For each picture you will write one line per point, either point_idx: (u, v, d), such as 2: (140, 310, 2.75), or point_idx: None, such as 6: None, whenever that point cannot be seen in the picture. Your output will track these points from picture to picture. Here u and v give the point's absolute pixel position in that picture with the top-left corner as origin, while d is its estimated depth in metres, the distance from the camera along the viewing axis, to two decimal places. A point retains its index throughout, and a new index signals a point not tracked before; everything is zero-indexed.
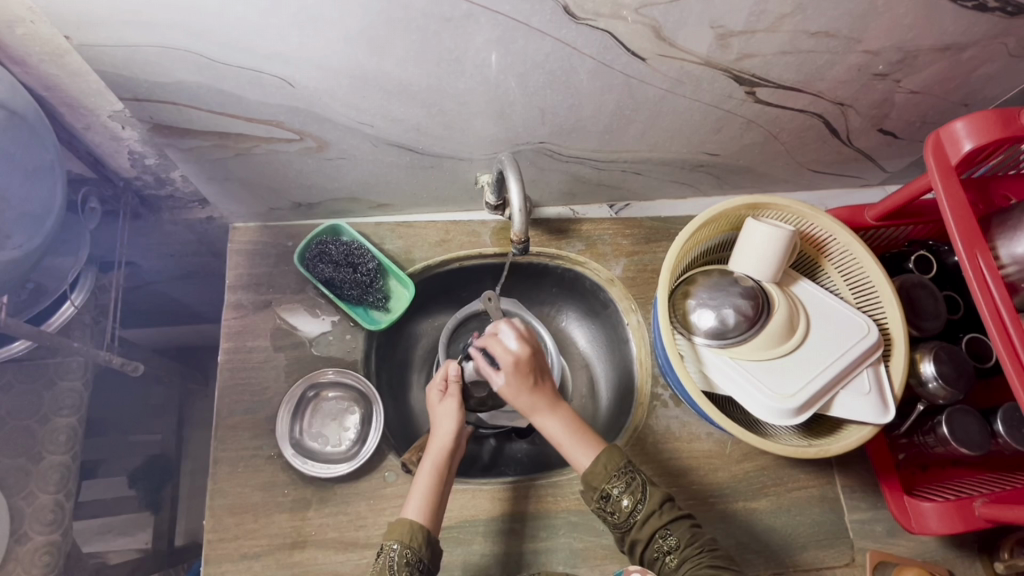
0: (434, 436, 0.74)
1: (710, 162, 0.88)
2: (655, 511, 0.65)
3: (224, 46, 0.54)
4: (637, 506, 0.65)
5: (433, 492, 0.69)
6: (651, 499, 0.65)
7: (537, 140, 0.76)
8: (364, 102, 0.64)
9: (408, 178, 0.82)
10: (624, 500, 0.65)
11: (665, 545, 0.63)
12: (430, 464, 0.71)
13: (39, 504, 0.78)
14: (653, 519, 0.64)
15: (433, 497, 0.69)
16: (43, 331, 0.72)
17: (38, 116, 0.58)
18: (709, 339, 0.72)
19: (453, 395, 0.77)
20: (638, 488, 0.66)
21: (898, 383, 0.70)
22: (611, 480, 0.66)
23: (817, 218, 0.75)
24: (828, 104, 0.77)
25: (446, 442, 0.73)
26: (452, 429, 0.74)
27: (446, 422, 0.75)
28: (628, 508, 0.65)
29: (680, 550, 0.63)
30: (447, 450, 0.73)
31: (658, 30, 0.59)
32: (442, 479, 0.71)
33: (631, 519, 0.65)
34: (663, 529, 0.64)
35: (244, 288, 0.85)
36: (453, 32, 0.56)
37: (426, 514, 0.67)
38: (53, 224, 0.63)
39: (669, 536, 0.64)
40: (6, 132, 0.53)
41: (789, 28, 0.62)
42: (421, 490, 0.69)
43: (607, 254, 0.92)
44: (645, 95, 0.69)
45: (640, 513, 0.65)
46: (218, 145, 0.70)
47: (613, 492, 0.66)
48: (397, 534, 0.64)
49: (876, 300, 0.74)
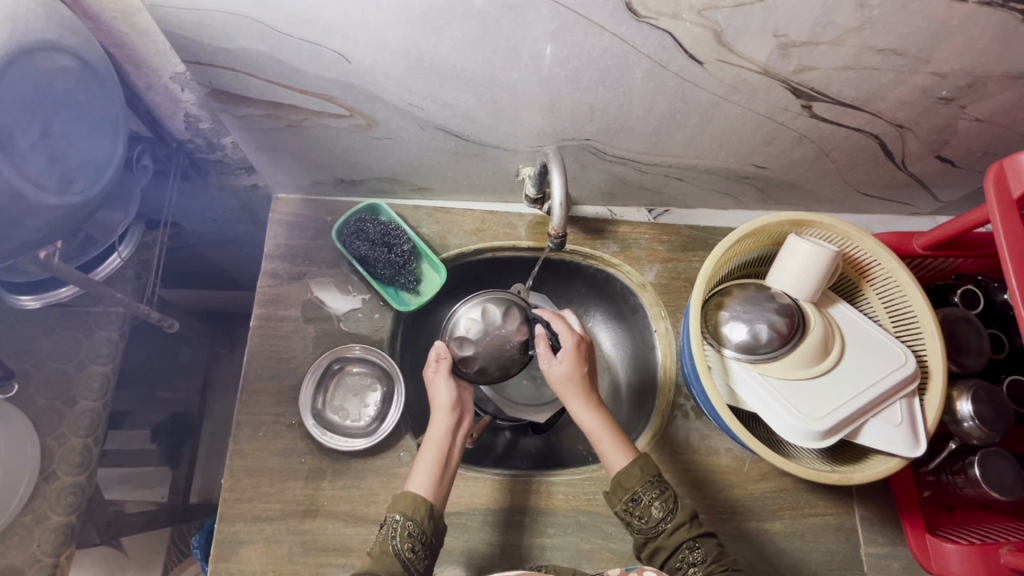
0: (435, 411, 0.73)
1: (756, 175, 0.86)
2: (684, 524, 0.64)
3: (288, 16, 0.55)
4: (667, 515, 0.64)
5: (438, 467, 0.69)
6: (681, 511, 0.65)
7: (584, 137, 0.76)
8: (417, 85, 0.65)
9: (451, 164, 0.82)
10: (655, 507, 0.64)
11: (692, 559, 0.63)
12: (434, 439, 0.71)
13: (69, 447, 0.81)
14: (682, 531, 0.64)
15: (439, 472, 0.69)
16: (91, 280, 0.75)
17: (109, 70, 0.60)
18: (739, 352, 0.71)
19: (443, 371, 0.75)
20: (669, 498, 0.65)
21: (932, 418, 0.68)
22: (645, 487, 0.65)
23: (863, 242, 0.73)
24: (886, 125, 0.75)
25: (445, 419, 0.72)
26: (448, 402, 0.73)
27: (443, 400, 0.73)
28: (658, 516, 0.64)
29: (705, 564, 0.62)
30: (448, 428, 0.72)
31: (719, 34, 0.58)
32: (445, 455, 0.70)
33: (659, 530, 0.64)
34: (689, 542, 0.63)
35: (281, 258, 0.87)
36: (513, 20, 0.56)
37: (432, 488, 0.67)
38: (112, 175, 0.65)
39: (696, 549, 0.63)
40: (78, 84, 0.55)
41: (854, 43, 0.60)
42: (428, 464, 0.69)
43: (641, 259, 0.92)
44: (698, 100, 0.68)
45: (671, 522, 0.64)
46: (272, 115, 0.71)
47: (645, 498, 0.65)
48: (401, 506, 0.65)
49: (916, 330, 0.72)
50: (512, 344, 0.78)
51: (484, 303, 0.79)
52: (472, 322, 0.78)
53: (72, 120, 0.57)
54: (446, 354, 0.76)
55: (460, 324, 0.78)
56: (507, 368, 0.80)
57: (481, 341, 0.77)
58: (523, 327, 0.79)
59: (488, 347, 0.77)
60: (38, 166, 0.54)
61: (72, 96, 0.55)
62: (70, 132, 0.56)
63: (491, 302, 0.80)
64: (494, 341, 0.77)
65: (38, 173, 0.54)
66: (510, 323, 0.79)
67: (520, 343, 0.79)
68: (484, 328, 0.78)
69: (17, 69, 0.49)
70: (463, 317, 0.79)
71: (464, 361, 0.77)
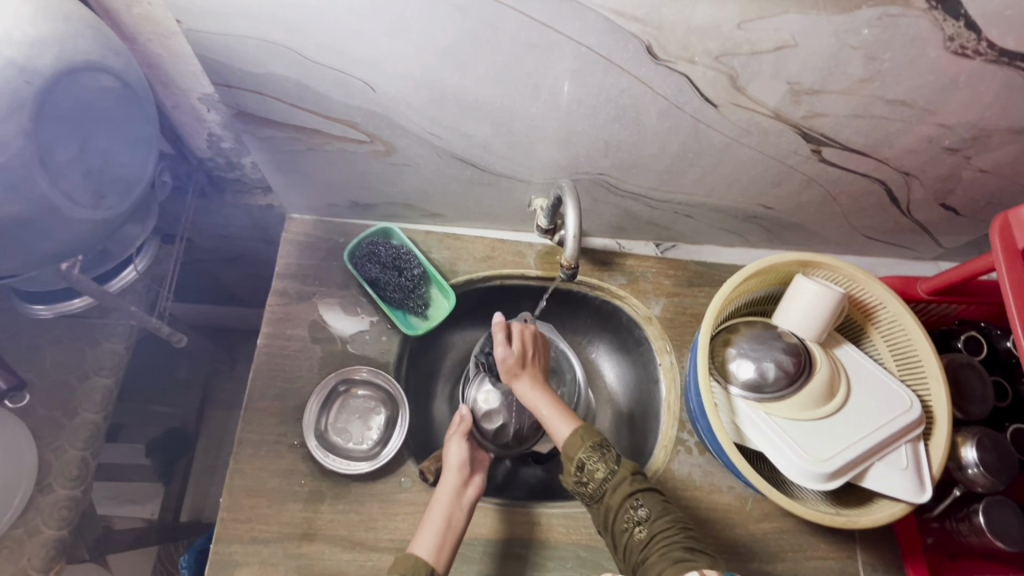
0: (446, 471, 0.76)
1: (764, 215, 0.88)
2: (626, 481, 0.68)
3: (318, 45, 0.57)
4: (607, 475, 0.69)
5: (441, 528, 0.69)
6: (623, 467, 0.69)
7: (597, 171, 0.77)
8: (438, 115, 0.66)
9: (465, 192, 0.83)
10: (598, 470, 0.69)
11: (637, 515, 0.66)
12: (441, 499, 0.72)
13: (67, 459, 0.81)
14: (624, 487, 0.68)
15: (442, 533, 0.69)
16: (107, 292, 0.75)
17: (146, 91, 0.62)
18: (746, 390, 0.71)
19: (459, 433, 0.80)
20: (611, 456, 0.70)
21: (937, 463, 0.68)
22: (586, 452, 0.70)
23: (869, 284, 0.74)
24: (893, 172, 0.76)
25: (455, 477, 0.75)
26: (461, 461, 0.76)
27: (454, 459, 0.77)
28: (602, 475, 0.69)
29: (650, 522, 0.66)
30: (456, 486, 0.74)
31: (735, 79, 0.60)
32: (450, 514, 0.71)
33: (603, 490, 0.69)
34: (634, 504, 0.67)
35: (292, 277, 0.87)
36: (537, 58, 0.58)
37: (436, 549, 0.67)
38: (141, 192, 0.66)
39: (640, 509, 0.67)
40: (117, 103, 0.57)
41: (865, 93, 0.62)
42: (431, 524, 0.69)
43: (647, 292, 0.92)
44: (710, 140, 0.70)
45: (614, 481, 0.68)
46: (294, 138, 0.72)
47: (587, 462, 0.70)
48: (403, 566, 0.64)
49: (921, 375, 0.72)
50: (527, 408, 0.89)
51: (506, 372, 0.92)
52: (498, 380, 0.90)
53: (111, 137, 0.58)
54: (469, 418, 0.82)
55: (485, 389, 0.90)
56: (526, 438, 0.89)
57: (502, 406, 0.88)
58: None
59: (507, 409, 0.88)
60: (73, 181, 0.56)
61: (110, 113, 0.57)
62: (107, 149, 0.58)
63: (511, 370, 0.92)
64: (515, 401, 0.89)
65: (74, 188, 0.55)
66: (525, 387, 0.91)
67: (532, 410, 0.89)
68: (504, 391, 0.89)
69: (60, 88, 0.51)
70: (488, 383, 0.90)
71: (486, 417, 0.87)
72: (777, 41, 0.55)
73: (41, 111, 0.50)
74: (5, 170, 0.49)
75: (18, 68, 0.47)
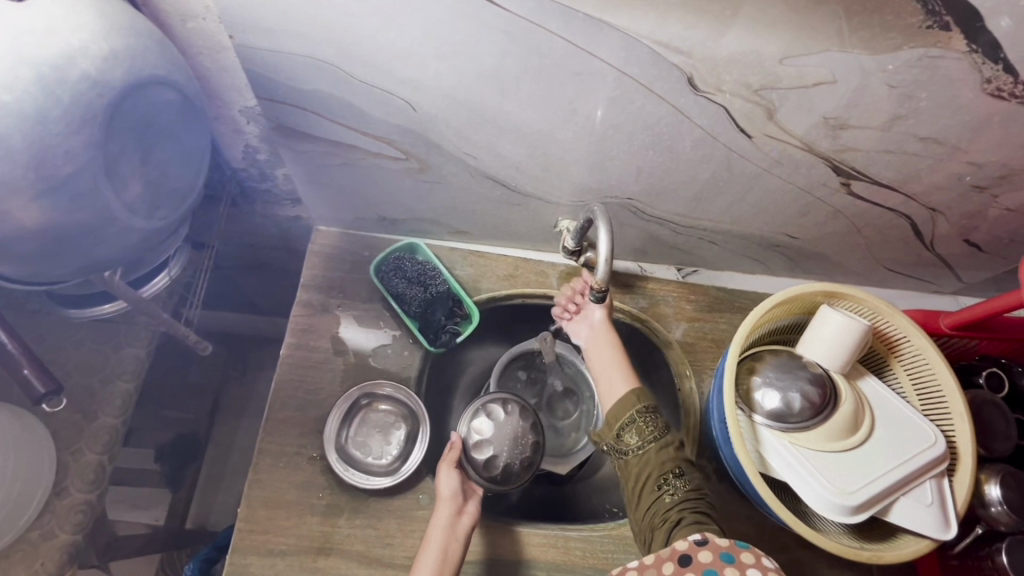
0: (440, 501, 0.72)
1: (788, 244, 0.88)
2: (669, 446, 0.69)
3: (366, 65, 0.58)
4: (653, 437, 0.69)
5: (436, 565, 0.66)
6: (673, 434, 0.70)
7: (626, 196, 0.78)
8: (476, 136, 0.67)
9: (493, 211, 0.84)
10: (649, 429, 0.69)
11: (673, 481, 0.66)
12: (434, 532, 0.69)
13: (85, 462, 0.81)
14: (668, 453, 0.68)
15: (439, 568, 0.66)
16: (142, 298, 0.75)
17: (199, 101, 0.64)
18: (770, 420, 0.71)
19: (450, 460, 0.75)
20: (662, 422, 0.70)
21: (961, 500, 0.68)
22: (639, 412, 0.70)
23: (893, 317, 0.74)
24: (920, 207, 0.77)
25: (447, 509, 0.71)
26: (452, 492, 0.72)
27: (445, 489, 0.72)
28: (651, 436, 0.69)
29: (683, 492, 0.65)
30: (449, 519, 0.70)
31: (772, 112, 0.61)
32: (445, 549, 0.67)
33: (645, 451, 0.68)
34: (674, 470, 0.67)
35: (317, 288, 0.88)
36: (578, 85, 0.59)
37: None
38: (193, 201, 0.69)
39: (679, 477, 0.66)
40: (177, 116, 0.60)
41: (898, 130, 0.63)
42: (427, 559, 0.66)
43: (668, 316, 0.93)
44: (741, 170, 0.71)
45: (661, 443, 0.68)
46: (331, 152, 0.73)
47: (640, 421, 0.70)
48: None
49: (945, 411, 0.72)
50: (523, 443, 0.79)
51: (505, 399, 0.82)
52: (494, 410, 0.80)
53: (170, 151, 0.61)
54: (460, 445, 0.77)
55: (479, 416, 0.80)
56: (515, 477, 0.77)
57: (496, 437, 0.78)
58: (531, 431, 0.81)
59: (501, 441, 0.78)
60: (134, 192, 0.59)
61: (167, 123, 0.59)
62: (166, 160, 0.61)
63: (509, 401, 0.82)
64: (510, 433, 0.79)
65: (133, 200, 0.59)
66: (518, 418, 0.80)
67: (528, 445, 0.79)
68: (501, 420, 0.79)
69: (129, 100, 0.54)
70: (483, 412, 0.80)
71: (476, 448, 0.77)
72: (816, 77, 0.56)
73: (111, 124, 0.54)
74: (74, 179, 0.53)
75: (91, 82, 0.51)
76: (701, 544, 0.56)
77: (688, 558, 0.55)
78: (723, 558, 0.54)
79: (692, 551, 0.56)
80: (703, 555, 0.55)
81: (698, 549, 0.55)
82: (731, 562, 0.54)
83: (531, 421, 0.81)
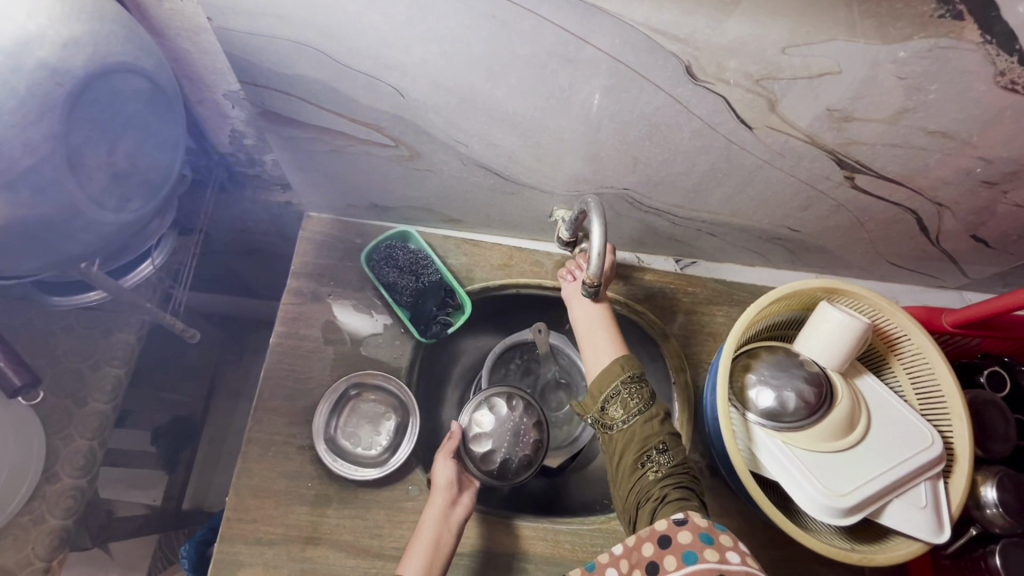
0: (434, 491, 0.71)
1: (789, 236, 0.86)
2: (655, 418, 0.67)
3: (350, 50, 0.56)
4: (638, 410, 0.68)
5: (428, 553, 0.65)
6: (657, 406, 0.68)
7: (622, 186, 0.76)
8: (466, 123, 0.65)
9: (486, 200, 0.82)
10: (634, 401, 0.68)
11: (657, 457, 0.65)
12: (426, 521, 0.68)
13: (74, 448, 0.81)
14: (653, 426, 0.67)
15: (430, 558, 0.65)
16: (123, 289, 0.74)
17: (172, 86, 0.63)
18: (764, 419, 0.70)
19: (447, 450, 0.74)
20: (647, 393, 0.69)
21: (956, 502, 0.67)
22: (623, 383, 0.69)
23: (893, 314, 0.72)
24: (925, 202, 0.74)
25: (442, 499, 0.70)
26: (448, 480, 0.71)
27: (441, 479, 0.72)
28: (635, 408, 0.68)
29: (667, 467, 0.64)
30: (443, 508, 0.69)
31: (773, 103, 0.59)
32: (438, 539, 0.67)
33: (630, 424, 0.67)
34: (658, 444, 0.66)
35: (308, 276, 0.87)
36: (571, 72, 0.57)
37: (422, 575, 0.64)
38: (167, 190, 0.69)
39: (663, 452, 0.65)
40: (149, 104, 0.60)
41: (906, 123, 0.60)
42: (418, 549, 0.65)
43: (665, 308, 0.91)
44: (742, 162, 0.68)
45: (645, 416, 0.67)
46: (318, 138, 0.71)
47: (625, 392, 0.68)
48: None
49: (944, 411, 0.71)
50: (524, 440, 0.78)
51: (509, 394, 0.81)
52: (496, 404, 0.79)
53: (139, 140, 0.61)
54: (459, 434, 0.76)
55: (481, 408, 0.79)
56: (513, 475, 0.77)
57: (496, 432, 0.77)
58: (535, 428, 0.79)
59: (502, 436, 0.77)
60: (101, 184, 0.58)
61: (139, 115, 0.59)
62: (136, 150, 0.61)
63: (514, 395, 0.81)
64: (511, 429, 0.78)
65: (99, 192, 0.59)
66: (520, 414, 0.79)
67: (530, 443, 0.78)
68: (503, 415, 0.78)
69: (91, 88, 0.53)
70: (487, 405, 0.79)
71: (476, 441, 0.77)
72: (821, 68, 0.54)
73: (73, 113, 0.52)
74: (36, 172, 0.51)
75: (49, 71, 0.50)
76: (680, 525, 0.55)
77: (668, 540, 0.55)
78: (701, 538, 0.53)
79: (672, 532, 0.55)
80: (681, 536, 0.54)
81: (677, 530, 0.55)
82: (710, 543, 0.53)
83: (534, 419, 0.80)
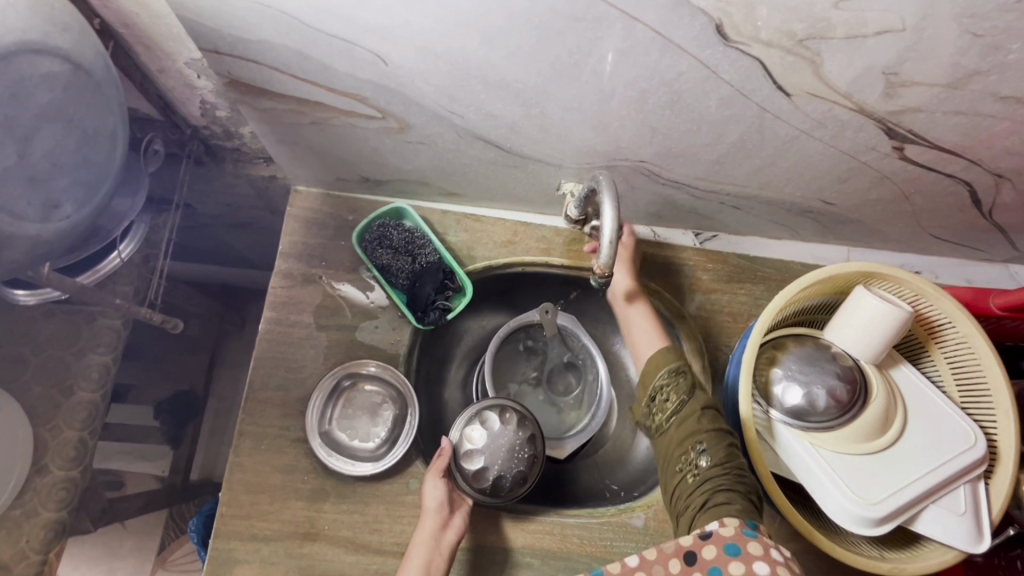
0: (424, 514, 0.68)
1: (822, 210, 0.78)
2: (695, 416, 0.63)
3: (320, 11, 0.47)
4: (676, 412, 0.65)
5: None
6: (695, 401, 0.65)
7: (638, 159, 0.68)
8: (460, 92, 0.57)
9: (487, 174, 0.75)
10: (670, 401, 0.66)
11: (695, 459, 0.61)
12: (418, 544, 0.66)
13: (63, 440, 0.78)
14: (691, 426, 0.63)
15: None
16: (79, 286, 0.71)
17: (106, 73, 0.56)
18: (789, 416, 0.64)
19: (437, 469, 0.71)
20: (685, 389, 0.66)
21: (998, 507, 0.61)
22: (664, 379, 0.67)
23: (938, 300, 0.65)
24: (983, 173, 0.66)
25: (432, 521, 0.67)
26: (438, 499, 0.69)
27: (431, 500, 0.69)
28: (672, 409, 0.66)
29: (708, 469, 0.59)
30: (433, 532, 0.67)
31: (817, 66, 0.50)
32: (428, 564, 0.64)
33: (671, 429, 0.65)
34: (697, 445, 0.61)
35: (297, 256, 0.81)
36: (581, 34, 0.48)
37: None
38: (105, 189, 0.62)
39: (703, 453, 0.61)
40: (69, 90, 0.52)
41: (974, 88, 0.52)
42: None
43: (683, 287, 0.84)
44: (776, 132, 0.60)
45: (682, 415, 0.64)
46: (296, 110, 0.64)
47: (662, 391, 0.67)
48: None
49: (988, 406, 0.64)
50: (519, 458, 0.72)
51: (503, 407, 0.75)
52: (488, 421, 0.73)
53: (59, 133, 0.53)
54: (449, 450, 0.72)
55: (473, 422, 0.74)
56: (507, 495, 0.72)
57: (490, 449, 0.72)
58: (530, 445, 0.74)
59: (495, 454, 0.71)
60: (16, 192, 0.51)
61: (61, 107, 0.52)
62: (57, 152, 0.53)
63: (509, 409, 0.75)
64: (505, 447, 0.72)
65: (15, 199, 0.51)
66: (514, 428, 0.74)
67: (525, 459, 0.73)
68: (496, 431, 0.73)
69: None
70: (480, 421, 0.74)
71: (468, 459, 0.72)
72: (880, 24, 0.45)
73: None
74: None
75: None
76: (704, 539, 0.50)
77: (693, 555, 0.49)
78: (727, 550, 0.49)
79: (697, 547, 0.50)
80: (706, 551, 0.49)
81: (703, 544, 0.50)
82: (736, 555, 0.48)
83: (529, 433, 0.74)
